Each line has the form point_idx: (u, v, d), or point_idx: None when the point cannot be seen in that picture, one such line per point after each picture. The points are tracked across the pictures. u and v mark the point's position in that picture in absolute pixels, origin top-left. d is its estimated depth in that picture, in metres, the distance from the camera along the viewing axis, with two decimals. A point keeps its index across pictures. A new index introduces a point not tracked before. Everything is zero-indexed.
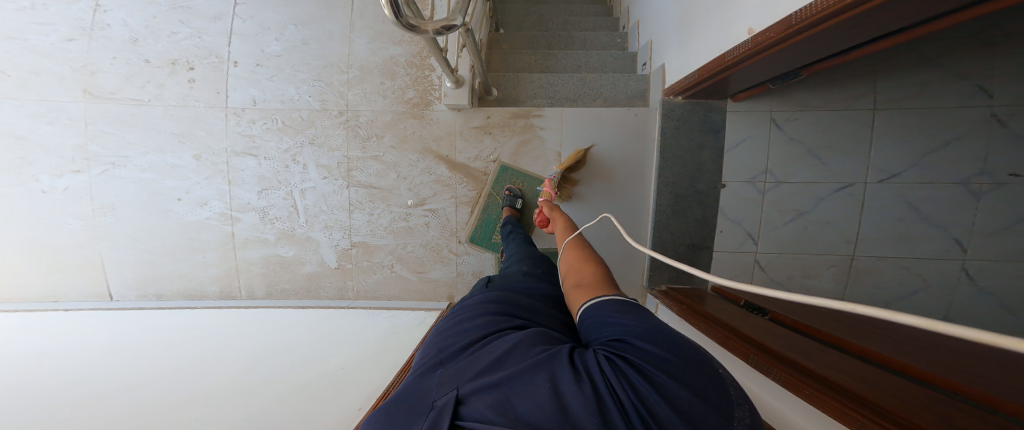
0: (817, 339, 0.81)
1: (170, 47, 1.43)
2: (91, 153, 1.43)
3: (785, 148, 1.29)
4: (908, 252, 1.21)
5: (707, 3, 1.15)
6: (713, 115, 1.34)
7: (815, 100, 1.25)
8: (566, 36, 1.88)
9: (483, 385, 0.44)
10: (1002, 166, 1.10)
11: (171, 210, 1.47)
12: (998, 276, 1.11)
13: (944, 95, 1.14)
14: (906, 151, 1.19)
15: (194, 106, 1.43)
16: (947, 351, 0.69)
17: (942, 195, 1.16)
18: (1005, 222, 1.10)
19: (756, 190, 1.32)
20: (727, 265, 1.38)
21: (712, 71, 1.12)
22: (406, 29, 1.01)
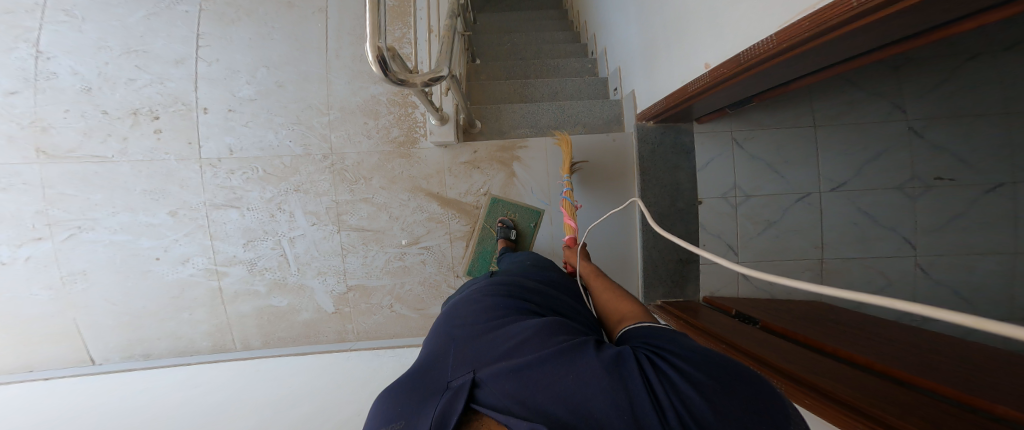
0: (808, 346, 0.92)
1: (129, 96, 1.35)
2: (53, 218, 1.33)
3: (748, 165, 1.44)
4: (867, 253, 1.36)
5: (667, 39, 1.27)
6: (683, 137, 1.47)
7: (766, 119, 1.42)
8: (540, 65, 1.97)
9: (500, 369, 0.42)
10: (929, 173, 1.31)
11: (149, 271, 1.38)
12: (949, 269, 1.27)
13: (870, 112, 1.35)
14: (850, 162, 1.37)
15: (164, 159, 1.35)
16: (919, 353, 0.81)
17: (885, 199, 1.35)
18: (944, 220, 1.30)
19: (729, 204, 1.46)
20: (714, 276, 1.40)
21: (677, 100, 1.24)
22: (395, 83, 1.03)
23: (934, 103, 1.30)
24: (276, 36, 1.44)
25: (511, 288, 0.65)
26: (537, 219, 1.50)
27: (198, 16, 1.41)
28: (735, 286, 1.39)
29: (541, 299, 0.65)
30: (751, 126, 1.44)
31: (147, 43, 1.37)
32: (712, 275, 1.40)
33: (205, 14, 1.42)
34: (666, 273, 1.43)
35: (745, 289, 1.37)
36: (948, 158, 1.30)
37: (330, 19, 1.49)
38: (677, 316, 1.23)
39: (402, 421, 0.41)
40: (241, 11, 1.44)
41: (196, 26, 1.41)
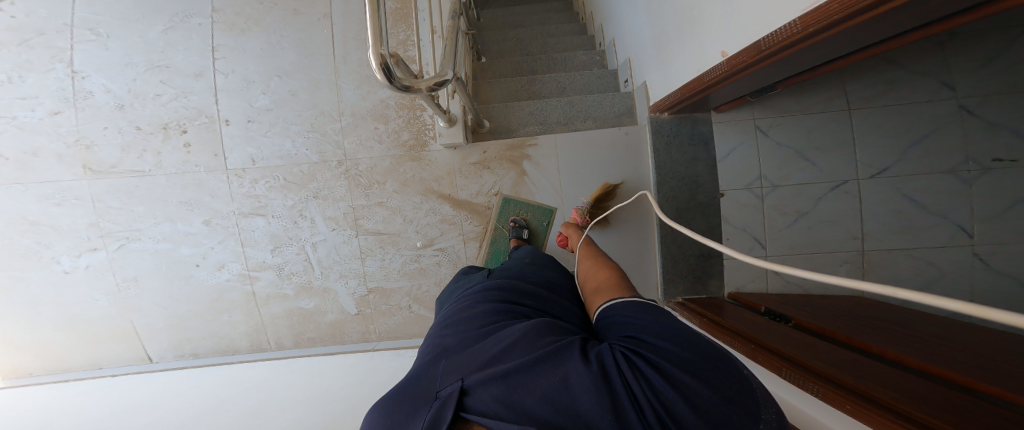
0: (847, 345, 0.85)
1: (157, 110, 1.41)
2: (105, 230, 1.42)
3: (773, 154, 1.37)
4: (914, 243, 1.25)
5: (678, 27, 1.22)
6: (701, 127, 1.42)
7: (793, 105, 1.35)
8: (547, 59, 1.93)
9: (488, 375, 0.43)
10: (983, 154, 1.20)
11: (191, 277, 1.45)
12: (1014, 258, 1.15)
13: (913, 91, 1.26)
14: (890, 147, 1.28)
15: (195, 171, 1.41)
16: (984, 352, 0.72)
17: (933, 185, 1.24)
18: (1004, 204, 1.17)
19: (754, 195, 1.39)
20: (740, 271, 1.36)
21: (693, 91, 1.19)
22: (400, 90, 1.02)
23: (985, 80, 1.21)
24: (286, 44, 1.46)
25: (500, 291, 0.67)
26: (550, 217, 1.49)
27: (211, 28, 1.44)
28: (766, 281, 1.33)
29: (531, 300, 0.67)
30: (778, 113, 1.36)
31: (169, 58, 1.42)
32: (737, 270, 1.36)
33: (217, 26, 1.44)
34: (687, 270, 1.39)
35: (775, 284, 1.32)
36: (1008, 135, 1.18)
37: (336, 24, 1.49)
38: (700, 315, 1.21)
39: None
40: (250, 20, 1.46)
41: (211, 38, 1.44)
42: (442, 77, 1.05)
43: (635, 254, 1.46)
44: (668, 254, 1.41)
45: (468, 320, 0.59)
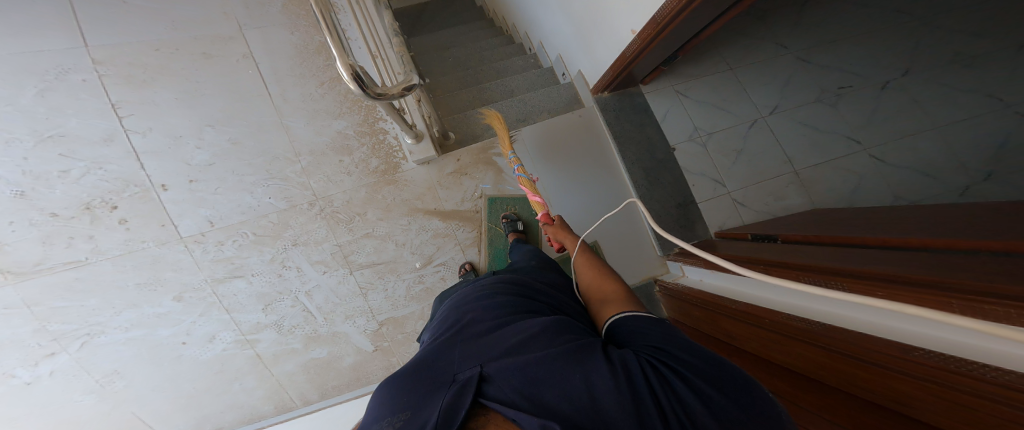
0: (837, 243, 0.89)
1: (72, 190, 1.20)
2: (55, 332, 1.21)
3: (698, 109, 1.66)
4: (827, 157, 1.57)
5: (593, 18, 1.46)
6: (637, 98, 1.68)
7: (693, 70, 1.71)
8: (488, 70, 2.05)
9: (509, 364, 0.43)
10: (833, 84, 1.65)
11: (180, 357, 1.27)
12: (892, 153, 1.52)
13: (760, 51, 1.72)
14: (773, 89, 1.67)
15: (144, 247, 1.23)
16: (954, 220, 0.78)
17: (813, 111, 1.62)
18: (864, 118, 1.59)
19: (698, 144, 1.62)
20: (717, 212, 1.55)
21: (621, 67, 1.42)
22: (372, 98, 1.01)
23: (802, 37, 1.72)
24: (206, 91, 1.33)
25: (505, 293, 0.68)
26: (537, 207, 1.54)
27: (102, 84, 1.25)
28: (738, 215, 1.55)
29: (536, 302, 0.68)
30: (686, 78, 1.70)
31: (60, 126, 1.20)
32: (710, 211, 1.55)
33: (107, 80, 1.25)
34: (673, 219, 1.53)
35: (743, 214, 1.54)
36: (838, 72, 1.66)
37: (260, 62, 1.40)
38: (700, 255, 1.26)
39: (404, 413, 0.40)
40: (150, 70, 1.29)
41: (106, 95, 1.24)
42: (413, 78, 1.07)
43: (624, 219, 1.56)
44: (652, 210, 1.54)
45: (480, 317, 0.59)
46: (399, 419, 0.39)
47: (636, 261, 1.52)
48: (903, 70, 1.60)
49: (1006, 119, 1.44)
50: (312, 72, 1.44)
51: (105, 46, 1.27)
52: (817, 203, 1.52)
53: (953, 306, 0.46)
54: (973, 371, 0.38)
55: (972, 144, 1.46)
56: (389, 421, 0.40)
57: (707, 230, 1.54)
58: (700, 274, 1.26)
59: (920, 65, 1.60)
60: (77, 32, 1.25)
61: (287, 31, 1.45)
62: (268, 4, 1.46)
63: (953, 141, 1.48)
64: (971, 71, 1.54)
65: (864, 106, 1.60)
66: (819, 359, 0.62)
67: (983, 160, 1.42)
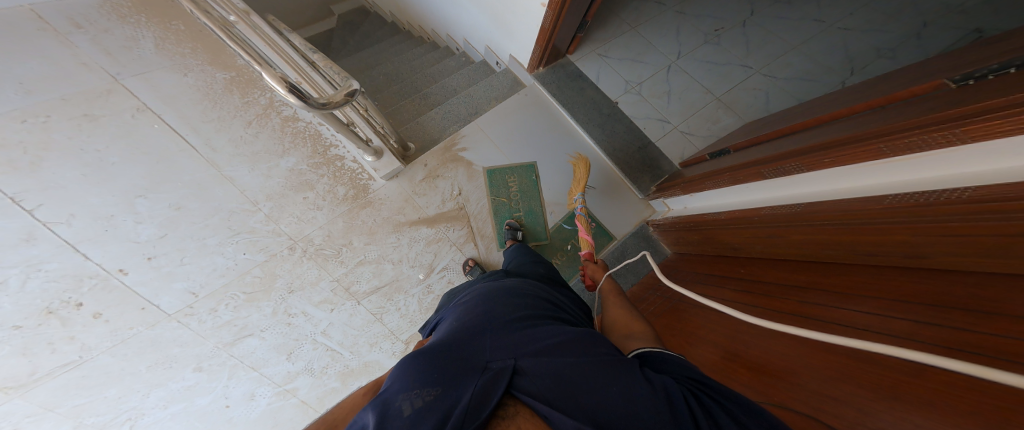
0: (774, 136, 1.11)
1: (22, 298, 0.97)
2: (96, 424, 1.06)
3: (621, 65, 1.87)
4: (735, 82, 1.83)
5: (506, 5, 1.59)
6: (567, 68, 1.83)
7: (603, 35, 1.93)
8: (422, 78, 2.04)
9: (544, 364, 0.48)
10: (712, 26, 1.96)
11: (231, 420, 1.19)
12: (778, 68, 1.83)
13: (646, 12, 2.00)
14: (670, 39, 1.93)
15: (135, 333, 1.09)
16: (837, 102, 1.03)
17: (706, 51, 1.90)
18: (744, 46, 1.90)
19: (634, 94, 1.82)
20: (672, 146, 1.74)
21: (545, 42, 1.57)
22: (315, 109, 0.99)
23: None
24: (114, 158, 1.11)
25: (527, 294, 0.73)
26: (534, 171, 1.63)
27: None
28: (691, 143, 1.74)
29: (553, 307, 0.73)
30: (601, 43, 1.92)
31: None
32: (666, 148, 1.73)
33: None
34: (639, 163, 1.69)
35: (691, 142, 1.74)
36: (710, 19, 1.98)
37: (164, 113, 1.22)
38: (676, 185, 1.44)
39: (436, 388, 0.43)
40: (30, 148, 1.03)
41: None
42: (352, 81, 1.07)
43: (597, 176, 1.69)
44: (617, 159, 1.69)
45: (504, 310, 0.63)
46: (432, 393, 0.43)
47: (623, 211, 1.65)
48: (749, 12, 1.98)
49: (835, 32, 1.85)
50: (232, 113, 1.33)
51: None
52: (742, 120, 1.76)
53: (883, 150, 0.66)
54: (949, 199, 0.53)
55: (828, 52, 1.81)
56: (420, 393, 0.43)
57: (671, 164, 1.71)
58: (683, 202, 1.47)
59: (762, 3, 1.99)
60: None
61: (178, 73, 1.31)
62: (137, 47, 1.27)
63: (814, 48, 1.84)
64: (794, 5, 1.97)
65: (739, 41, 1.91)
66: (810, 238, 0.78)
67: (841, 60, 1.77)
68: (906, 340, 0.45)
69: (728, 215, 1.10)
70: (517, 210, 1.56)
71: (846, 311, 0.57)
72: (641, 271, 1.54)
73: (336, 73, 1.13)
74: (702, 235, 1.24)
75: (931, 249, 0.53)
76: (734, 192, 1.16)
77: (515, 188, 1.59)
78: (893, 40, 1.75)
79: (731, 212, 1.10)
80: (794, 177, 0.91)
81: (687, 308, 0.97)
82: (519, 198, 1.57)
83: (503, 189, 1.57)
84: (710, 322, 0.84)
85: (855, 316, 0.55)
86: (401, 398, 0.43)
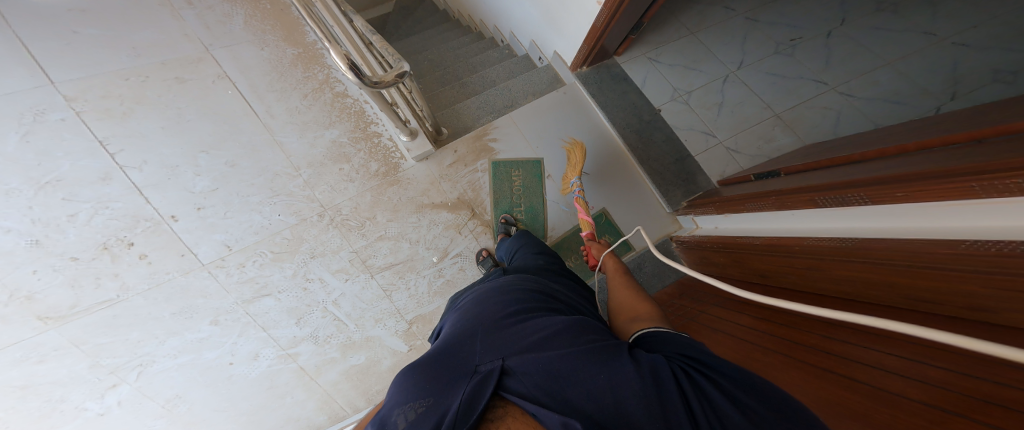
0: (836, 164, 0.99)
1: (86, 231, 1.18)
2: (110, 365, 1.21)
3: (672, 72, 1.76)
4: (804, 99, 1.65)
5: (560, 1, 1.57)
6: (613, 69, 1.76)
7: (658, 38, 1.83)
8: (465, 66, 2.08)
9: (531, 360, 0.46)
10: (788, 35, 1.78)
11: (230, 377, 1.30)
12: (860, 88, 1.61)
13: (711, 16, 1.86)
14: (733, 46, 1.79)
15: (169, 278, 1.23)
16: (924, 130, 0.89)
17: (775, 62, 1.73)
18: (823, 59, 1.70)
19: (681, 103, 1.71)
20: (714, 161, 1.61)
21: (594, 41, 1.52)
22: (368, 87, 1.05)
23: None
24: (190, 116, 1.32)
25: (524, 287, 0.71)
26: (541, 168, 1.59)
27: (81, 121, 1.21)
28: (735, 161, 1.61)
29: (553, 298, 0.71)
30: (655, 46, 1.82)
31: (54, 170, 1.17)
32: (707, 163, 1.62)
33: (87, 116, 1.22)
34: (674, 175, 1.59)
35: (737, 159, 1.60)
36: (787, 27, 1.79)
37: (236, 82, 1.40)
38: (711, 202, 1.33)
39: (427, 399, 0.43)
40: (126, 101, 1.27)
41: (90, 133, 1.21)
42: (404, 63, 1.07)
43: (626, 182, 1.62)
44: (650, 169, 1.60)
45: (497, 308, 0.61)
46: (424, 404, 0.42)
47: (648, 222, 1.58)
48: (838, 22, 1.77)
49: (942, 51, 1.59)
50: (292, 86, 1.46)
51: (74, 80, 1.23)
52: (805, 142, 1.58)
53: (973, 188, 0.54)
54: None
55: (927, 73, 1.56)
56: (414, 406, 0.43)
57: (709, 181, 1.59)
58: (714, 222, 1.37)
59: (854, 13, 1.77)
60: (38, 69, 1.21)
61: (255, 47, 1.47)
62: (230, 22, 1.47)
63: (910, 68, 1.59)
64: (897, 16, 1.72)
65: (818, 53, 1.72)
66: (856, 277, 0.68)
67: (944, 83, 1.52)
68: (939, 389, 0.41)
69: (765, 241, 1.00)
70: (519, 205, 1.54)
71: (887, 357, 0.49)
72: (654, 286, 1.47)
73: (390, 54, 1.13)
74: (730, 259, 1.14)
75: (999, 303, 0.44)
76: (775, 218, 1.05)
77: (519, 182, 1.56)
78: (1021, 63, 1.46)
79: (769, 238, 1.00)
80: (849, 206, 0.80)
81: (699, 329, 0.90)
82: (521, 194, 1.55)
83: (506, 182, 1.55)
84: (721, 346, 0.78)
85: (886, 358, 0.49)
86: (396, 412, 0.43)
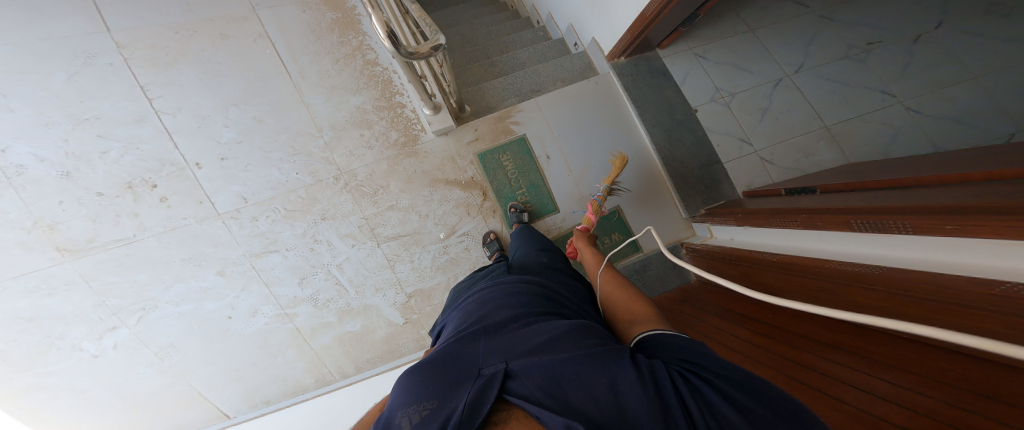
0: (877, 187, 0.90)
1: (114, 169, 1.27)
2: (114, 307, 1.30)
3: (718, 70, 1.62)
4: (861, 111, 1.50)
5: None
6: (653, 62, 1.64)
7: (711, 33, 1.67)
8: (497, 45, 2.04)
9: (535, 363, 0.43)
10: (863, 39, 1.59)
11: (227, 331, 1.37)
12: (934, 103, 1.44)
13: (777, 11, 1.69)
14: (797, 48, 1.62)
15: (185, 224, 1.31)
16: (997, 156, 0.78)
17: (840, 67, 1.57)
18: (901, 68, 1.52)
19: (721, 105, 1.58)
20: (744, 171, 1.51)
21: (638, 30, 1.40)
22: (404, 57, 1.04)
23: None
24: (228, 71, 1.37)
25: (529, 286, 0.68)
26: (526, 144, 1.54)
27: (128, 67, 1.29)
28: (767, 173, 1.50)
29: (556, 300, 0.67)
30: (704, 41, 1.66)
31: (94, 109, 1.27)
32: (738, 171, 1.51)
33: (133, 62, 1.30)
34: (699, 181, 1.51)
35: (771, 172, 1.50)
36: (865, 28, 1.60)
37: (276, 42, 1.43)
38: (732, 214, 1.24)
39: (431, 401, 0.41)
40: (172, 52, 1.33)
41: (134, 78, 1.29)
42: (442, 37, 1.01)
43: (645, 181, 1.56)
44: (673, 171, 1.52)
45: (502, 309, 0.58)
46: (427, 408, 0.40)
47: (660, 224, 1.53)
48: (934, 24, 1.55)
49: None
50: (327, 50, 1.47)
51: (125, 28, 1.31)
52: (852, 158, 1.46)
53: None
54: None
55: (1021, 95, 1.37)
56: (417, 409, 0.41)
57: (733, 191, 1.51)
58: (732, 233, 1.30)
59: (953, 17, 1.55)
60: (97, 15, 1.29)
61: (298, 9, 1.49)
62: None
63: (1000, 87, 1.40)
64: (1008, 22, 1.49)
65: (894, 62, 1.54)
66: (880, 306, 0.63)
67: None
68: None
69: (785, 260, 0.92)
70: (520, 188, 1.51)
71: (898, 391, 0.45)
72: (654, 290, 1.44)
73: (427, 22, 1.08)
74: (742, 272, 1.09)
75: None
76: (798, 238, 0.97)
77: (511, 166, 1.51)
78: None
79: (790, 257, 0.92)
80: (884, 233, 0.70)
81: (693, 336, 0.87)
82: (517, 176, 1.51)
83: (499, 170, 1.50)
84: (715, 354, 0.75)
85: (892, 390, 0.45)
86: (399, 415, 0.41)
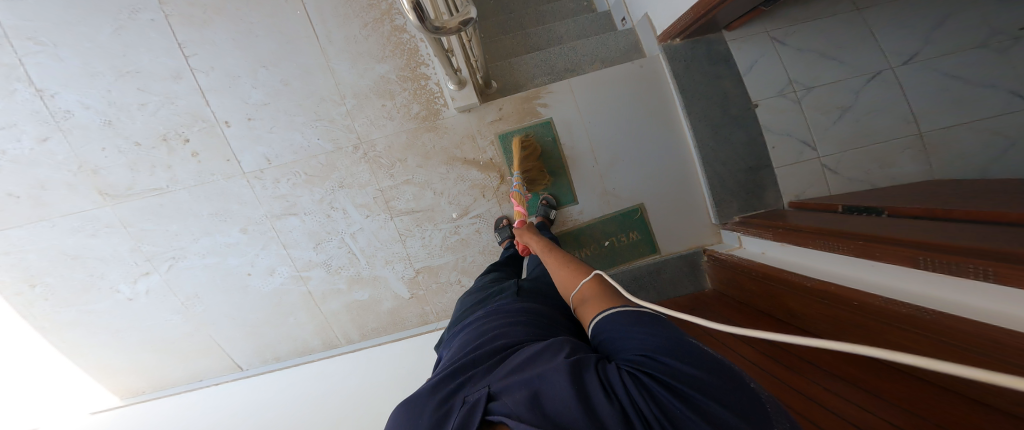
0: (952, 217, 0.76)
1: (150, 121, 1.34)
2: (148, 252, 1.42)
3: (799, 59, 1.36)
4: (974, 115, 1.24)
5: None
6: (715, 46, 1.40)
7: (800, 12, 1.38)
8: (535, 14, 1.89)
9: (515, 381, 0.40)
10: (1011, 25, 1.24)
11: (246, 287, 1.46)
12: None
13: None
14: (910, 35, 1.31)
15: (213, 180, 1.37)
16: None
17: (963, 61, 1.26)
18: None
19: (790, 100, 1.36)
20: (797, 179, 1.35)
21: (705, 10, 1.17)
22: (431, 33, 0.96)
23: None
24: (259, 31, 1.35)
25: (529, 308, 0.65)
26: (552, 129, 1.45)
27: (167, 23, 1.31)
28: (824, 182, 1.34)
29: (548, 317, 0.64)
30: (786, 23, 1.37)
31: (135, 62, 1.31)
32: (789, 178, 1.36)
33: (172, 19, 1.31)
34: (738, 185, 1.38)
35: (831, 183, 1.33)
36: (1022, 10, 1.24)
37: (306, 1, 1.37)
38: (770, 227, 1.13)
39: None
40: (208, 10, 1.32)
41: (172, 35, 1.32)
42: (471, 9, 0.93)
43: (674, 180, 1.46)
44: (711, 172, 1.39)
45: (496, 333, 0.56)
46: None
47: (685, 227, 1.45)
48: None
49: None
50: (356, 12, 1.40)
51: None
52: (939, 174, 1.25)
53: None
54: None
55: None
56: None
57: (779, 201, 1.37)
58: (763, 247, 1.19)
59: None
60: None
61: None
62: None
63: None
64: None
65: None
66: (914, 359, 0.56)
67: None
68: None
69: (818, 286, 0.82)
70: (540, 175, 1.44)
71: None
72: (667, 293, 1.40)
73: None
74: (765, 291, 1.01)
75: None
76: (838, 267, 0.86)
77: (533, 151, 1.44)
78: None
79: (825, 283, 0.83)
80: (960, 283, 0.58)
81: None
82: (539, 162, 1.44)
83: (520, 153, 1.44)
84: None
85: None
86: None
